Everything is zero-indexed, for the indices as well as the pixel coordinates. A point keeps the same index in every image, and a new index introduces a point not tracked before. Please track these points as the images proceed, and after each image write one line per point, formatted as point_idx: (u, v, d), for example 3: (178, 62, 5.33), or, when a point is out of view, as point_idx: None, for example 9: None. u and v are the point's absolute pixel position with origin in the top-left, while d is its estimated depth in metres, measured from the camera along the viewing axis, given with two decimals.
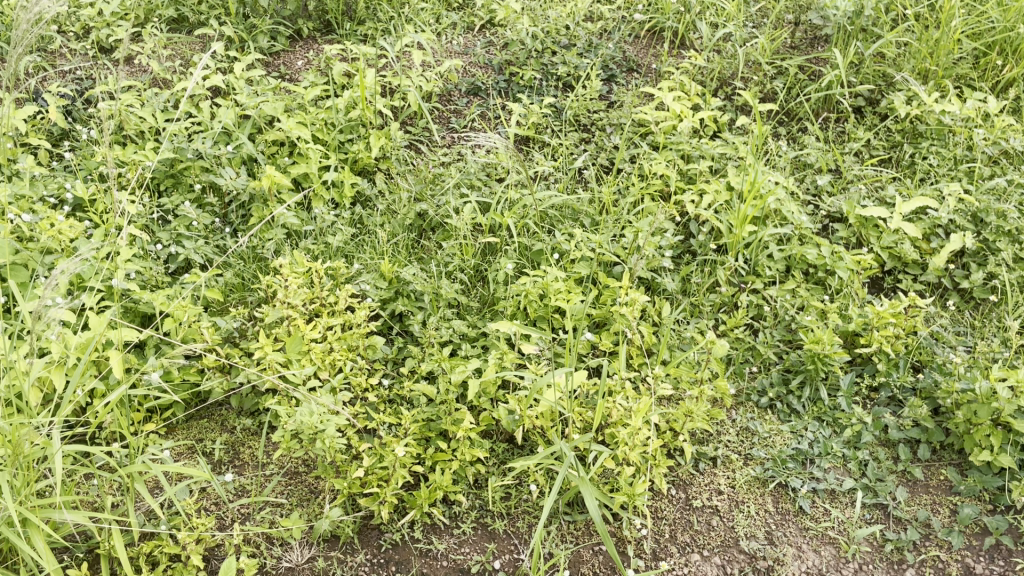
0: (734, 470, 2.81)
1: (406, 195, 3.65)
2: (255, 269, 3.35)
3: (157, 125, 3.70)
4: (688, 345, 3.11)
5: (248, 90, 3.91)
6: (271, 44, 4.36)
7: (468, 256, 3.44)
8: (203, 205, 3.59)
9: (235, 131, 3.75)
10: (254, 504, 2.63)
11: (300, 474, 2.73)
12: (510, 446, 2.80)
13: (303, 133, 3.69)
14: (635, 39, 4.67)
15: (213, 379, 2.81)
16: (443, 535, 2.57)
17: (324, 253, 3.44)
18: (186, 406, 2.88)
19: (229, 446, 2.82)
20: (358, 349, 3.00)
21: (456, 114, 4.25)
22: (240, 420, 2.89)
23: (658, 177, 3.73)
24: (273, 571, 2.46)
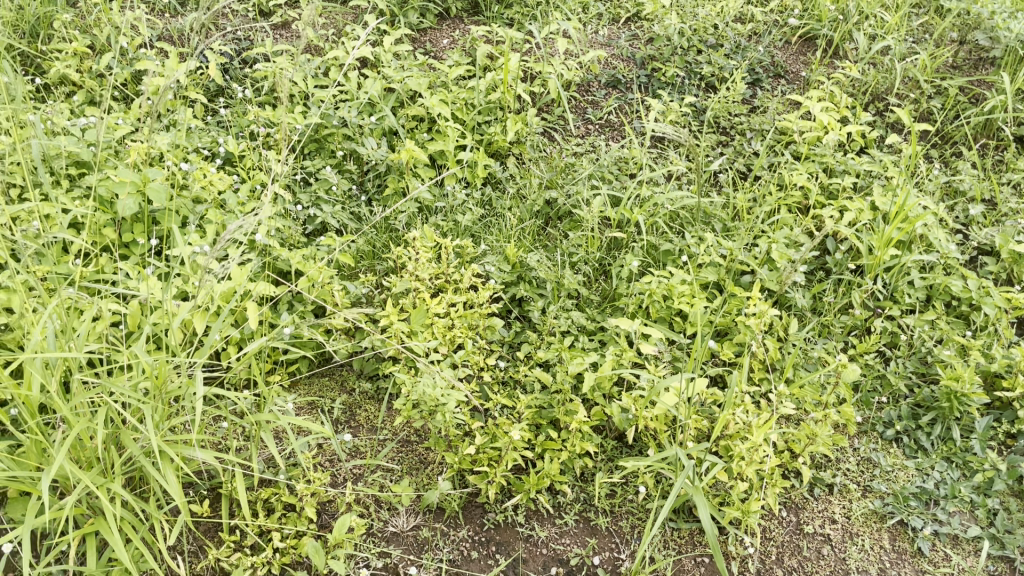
0: (851, 500, 2.71)
1: (537, 181, 3.65)
2: (387, 239, 3.43)
3: (307, 90, 3.84)
4: (814, 365, 3.01)
5: (395, 65, 4.01)
6: (420, 20, 4.41)
7: (593, 248, 3.39)
8: (343, 171, 3.71)
9: (379, 103, 3.84)
10: (367, 466, 2.71)
11: (412, 443, 2.80)
12: (620, 444, 2.78)
13: (444, 111, 3.76)
14: (785, 45, 4.53)
15: (339, 341, 2.92)
16: (545, 523, 2.58)
17: (453, 231, 3.47)
18: (310, 364, 2.99)
19: (347, 407, 2.92)
20: (477, 328, 3.04)
21: (593, 105, 4.20)
22: (359, 382, 2.99)
23: (798, 188, 3.61)
24: (379, 533, 2.52)
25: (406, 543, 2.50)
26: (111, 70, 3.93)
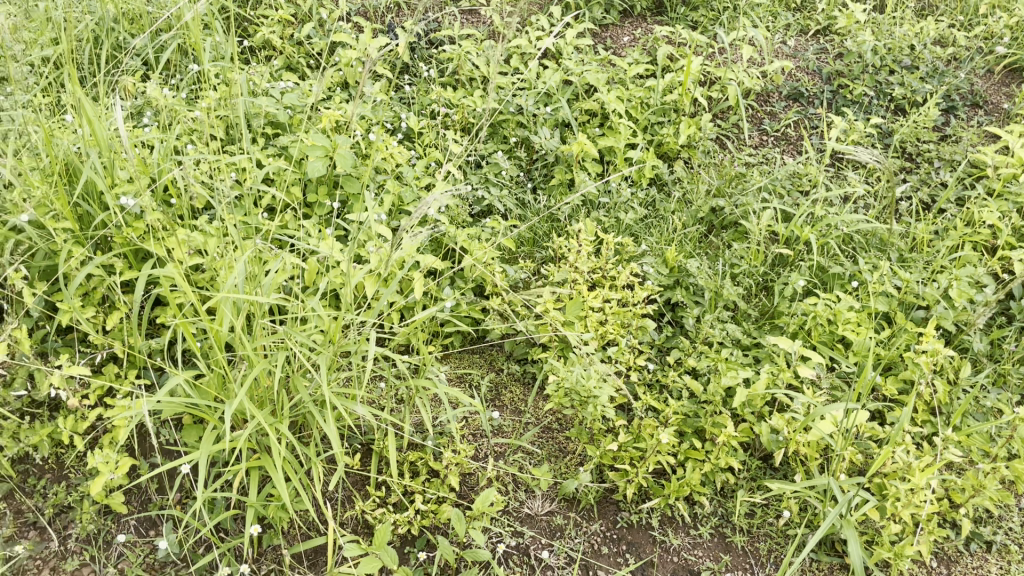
0: (1010, 561, 2.54)
1: (705, 188, 3.58)
2: (549, 228, 3.46)
3: (488, 75, 3.93)
4: (984, 415, 2.83)
5: (575, 58, 4.04)
6: (604, 16, 4.41)
7: (757, 262, 3.30)
8: (512, 156, 3.77)
9: (556, 94, 3.88)
10: (509, 446, 2.76)
11: (553, 431, 2.83)
12: (764, 465, 2.71)
13: (619, 107, 3.76)
14: (987, 73, 4.26)
15: (495, 321, 3.00)
16: (679, 531, 2.56)
17: (614, 228, 3.44)
18: (464, 339, 3.08)
19: (494, 385, 2.99)
20: (630, 327, 3.01)
21: (770, 117, 4.10)
22: (507, 364, 3.05)
23: (987, 226, 3.39)
24: (514, 513, 2.57)
25: (539, 526, 2.54)
26: (310, 38, 4.14)
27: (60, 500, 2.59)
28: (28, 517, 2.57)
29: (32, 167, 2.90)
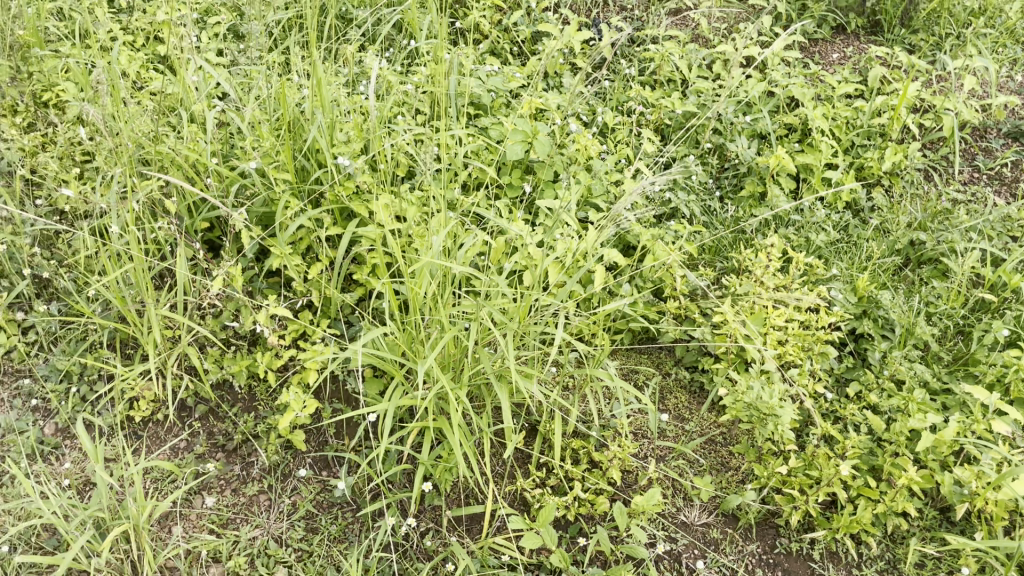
0: None
1: (906, 219, 3.41)
2: (733, 238, 3.37)
3: (689, 78, 3.89)
4: None
5: (782, 70, 3.93)
6: (815, 30, 4.28)
7: (956, 304, 3.12)
8: (704, 162, 3.68)
9: (757, 104, 3.79)
10: (671, 451, 2.73)
11: (716, 443, 2.77)
12: (942, 516, 2.57)
13: (824, 124, 3.63)
14: None
15: (670, 324, 2.96)
16: (841, 568, 2.47)
17: (802, 248, 3.32)
18: (633, 338, 3.03)
19: (659, 388, 2.94)
20: (810, 352, 2.89)
21: (985, 153, 3.85)
22: (676, 369, 2.99)
23: None
24: (670, 518, 2.55)
25: (695, 536, 2.52)
26: (517, 25, 4.22)
27: (248, 429, 2.81)
28: (219, 439, 2.82)
29: (262, 120, 3.15)
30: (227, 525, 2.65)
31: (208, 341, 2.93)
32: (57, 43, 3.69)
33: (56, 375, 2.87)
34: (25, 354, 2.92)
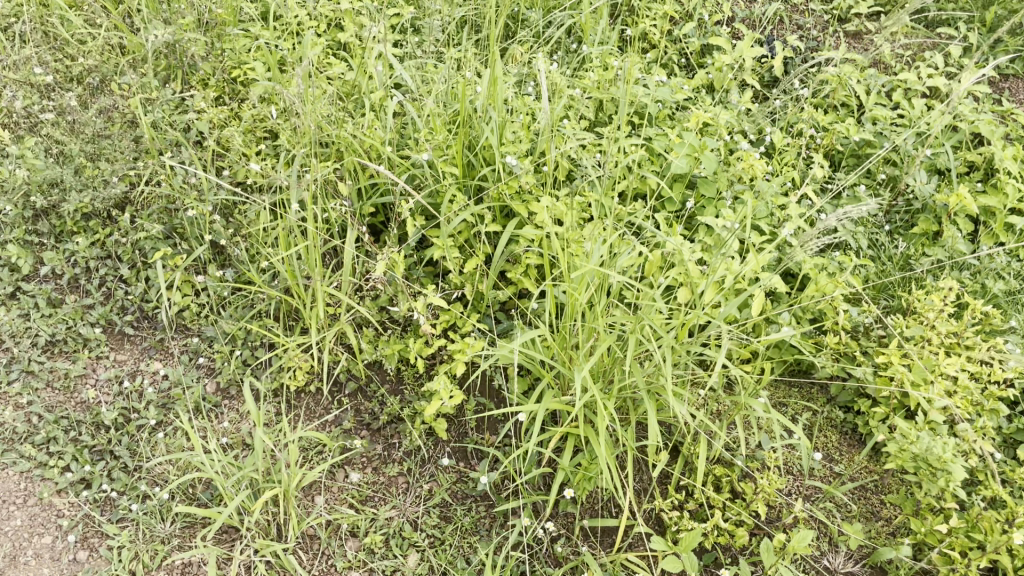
0: None
1: None
2: (901, 277, 3.22)
3: (866, 105, 3.73)
4: None
5: (969, 104, 3.72)
6: (1008, 65, 4.03)
7: None
8: (874, 193, 3.52)
9: (939, 138, 3.59)
10: (818, 491, 2.64)
11: (867, 491, 2.67)
12: None
13: (1013, 166, 3.40)
14: None
15: (828, 359, 2.83)
16: None
17: (977, 295, 3.14)
18: (786, 369, 2.92)
19: (810, 426, 2.83)
20: (980, 407, 2.72)
21: None
22: (829, 407, 2.87)
23: None
24: (812, 561, 2.48)
25: None
26: (687, 37, 4.14)
27: (394, 411, 2.88)
28: (365, 417, 2.91)
29: (436, 114, 3.23)
30: (366, 502, 2.74)
31: (365, 322, 3.03)
32: (248, 22, 3.88)
33: (223, 338, 3.04)
34: (196, 313, 3.09)
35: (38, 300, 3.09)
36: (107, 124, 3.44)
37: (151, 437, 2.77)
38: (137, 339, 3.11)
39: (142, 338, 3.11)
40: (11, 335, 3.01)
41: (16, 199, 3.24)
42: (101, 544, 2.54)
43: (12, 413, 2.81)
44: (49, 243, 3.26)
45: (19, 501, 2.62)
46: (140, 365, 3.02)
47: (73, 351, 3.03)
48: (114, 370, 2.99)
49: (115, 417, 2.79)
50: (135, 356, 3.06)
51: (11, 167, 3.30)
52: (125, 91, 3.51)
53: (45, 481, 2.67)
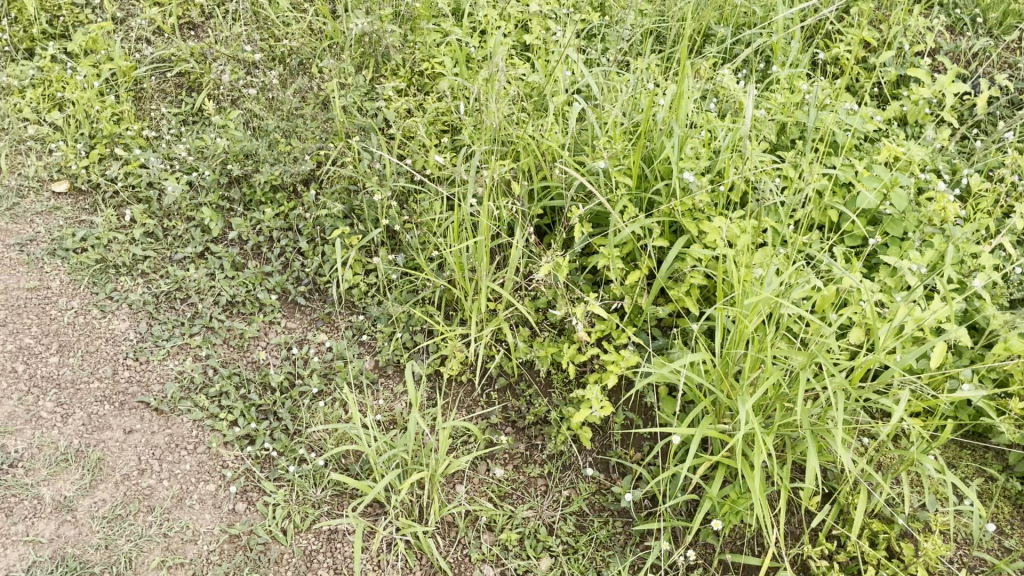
0: None
1: None
2: None
3: None
4: None
5: None
6: None
7: None
8: None
9: None
10: (984, 565, 2.47)
11: None
12: None
13: None
14: None
15: (1011, 425, 2.61)
16: None
17: None
18: (961, 428, 2.73)
19: (981, 492, 2.65)
20: None
21: None
22: (1005, 476, 2.67)
23: None
24: None
25: None
26: (883, 66, 3.94)
27: (541, 413, 2.91)
28: (512, 414, 2.96)
29: (616, 124, 3.22)
30: (505, 498, 2.77)
31: (522, 321, 3.07)
32: (441, 18, 4.02)
33: (385, 319, 3.16)
34: (364, 292, 3.24)
35: (223, 262, 3.33)
36: (303, 104, 3.64)
37: (312, 404, 2.91)
38: (308, 309, 3.28)
39: (312, 309, 3.28)
40: (197, 291, 3.24)
41: (214, 165, 3.52)
42: (259, 499, 2.68)
43: (192, 363, 3.01)
44: (239, 210, 3.49)
45: (189, 448, 2.79)
46: (308, 334, 3.18)
47: (250, 314, 3.23)
48: (284, 336, 3.16)
49: (281, 381, 2.95)
50: (303, 325, 3.22)
51: (212, 135, 3.66)
52: (323, 75, 3.71)
53: (213, 431, 2.84)
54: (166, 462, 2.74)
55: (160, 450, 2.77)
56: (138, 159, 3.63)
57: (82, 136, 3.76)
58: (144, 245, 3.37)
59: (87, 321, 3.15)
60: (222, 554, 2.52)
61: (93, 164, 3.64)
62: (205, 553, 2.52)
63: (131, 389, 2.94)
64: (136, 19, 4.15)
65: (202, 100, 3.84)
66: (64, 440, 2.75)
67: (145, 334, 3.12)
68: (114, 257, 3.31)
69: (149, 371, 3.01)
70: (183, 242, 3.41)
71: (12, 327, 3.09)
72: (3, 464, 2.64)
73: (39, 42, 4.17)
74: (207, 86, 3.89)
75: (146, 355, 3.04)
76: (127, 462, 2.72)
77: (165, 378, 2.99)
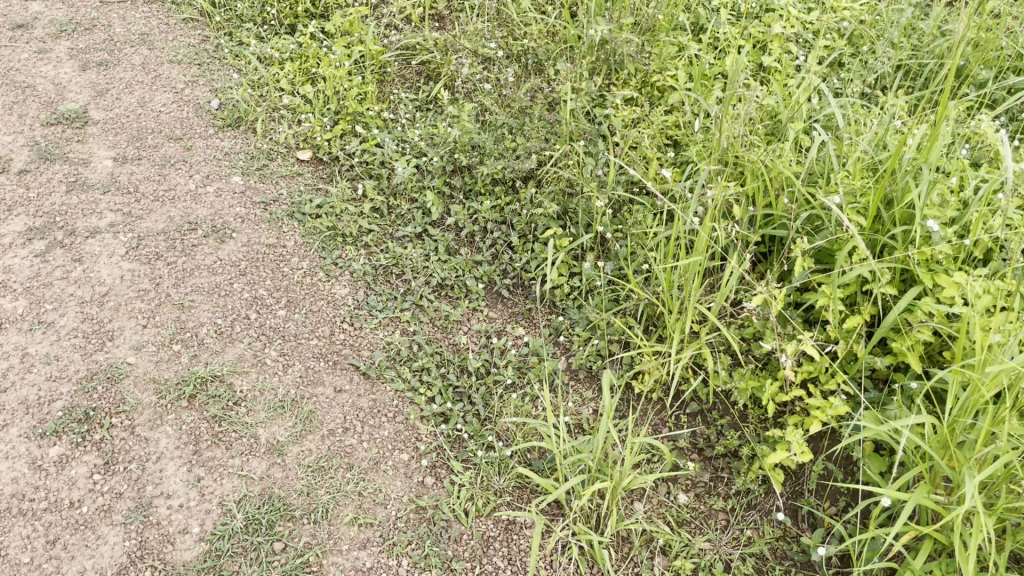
0: None
1: None
2: None
3: None
4: None
5: None
6: None
7: None
8: None
9: None
10: None
11: None
12: None
13: None
14: None
15: None
16: None
17: None
18: None
19: None
20: None
21: None
22: None
23: None
24: None
25: None
26: None
27: (731, 446, 2.81)
28: (699, 441, 2.88)
29: (858, 160, 3.06)
30: (683, 525, 2.71)
31: (725, 348, 2.99)
32: (679, 33, 4.02)
33: (584, 323, 3.18)
34: (567, 294, 3.28)
35: (439, 245, 3.48)
36: (533, 103, 3.74)
37: (505, 395, 2.98)
38: (510, 302, 3.36)
39: (514, 302, 3.36)
40: (411, 269, 3.41)
41: (443, 152, 3.69)
42: (446, 476, 2.78)
43: (400, 337, 3.17)
44: (459, 198, 3.63)
45: (389, 416, 2.94)
46: (507, 326, 3.26)
47: (456, 298, 3.35)
48: (485, 324, 3.25)
49: (478, 367, 3.05)
50: (504, 317, 3.30)
51: (444, 124, 3.83)
52: (558, 78, 3.80)
53: (412, 404, 2.98)
54: (368, 426, 2.89)
55: (363, 413, 2.93)
56: (375, 139, 3.86)
57: (328, 110, 4.02)
58: (370, 219, 3.59)
59: (313, 282, 3.39)
60: (407, 522, 2.63)
61: (335, 138, 3.91)
62: (393, 518, 2.64)
63: (344, 351, 3.14)
64: (389, 8, 4.46)
65: (439, 90, 4.04)
66: (283, 388, 2.96)
67: (361, 303, 3.31)
68: (344, 227, 3.54)
69: (361, 337, 3.19)
70: (404, 221, 3.59)
71: (249, 278, 3.36)
72: (229, 401, 2.88)
73: (301, 20, 4.54)
74: (445, 77, 4.09)
75: (359, 322, 3.23)
76: (334, 418, 2.90)
77: (374, 346, 3.16)
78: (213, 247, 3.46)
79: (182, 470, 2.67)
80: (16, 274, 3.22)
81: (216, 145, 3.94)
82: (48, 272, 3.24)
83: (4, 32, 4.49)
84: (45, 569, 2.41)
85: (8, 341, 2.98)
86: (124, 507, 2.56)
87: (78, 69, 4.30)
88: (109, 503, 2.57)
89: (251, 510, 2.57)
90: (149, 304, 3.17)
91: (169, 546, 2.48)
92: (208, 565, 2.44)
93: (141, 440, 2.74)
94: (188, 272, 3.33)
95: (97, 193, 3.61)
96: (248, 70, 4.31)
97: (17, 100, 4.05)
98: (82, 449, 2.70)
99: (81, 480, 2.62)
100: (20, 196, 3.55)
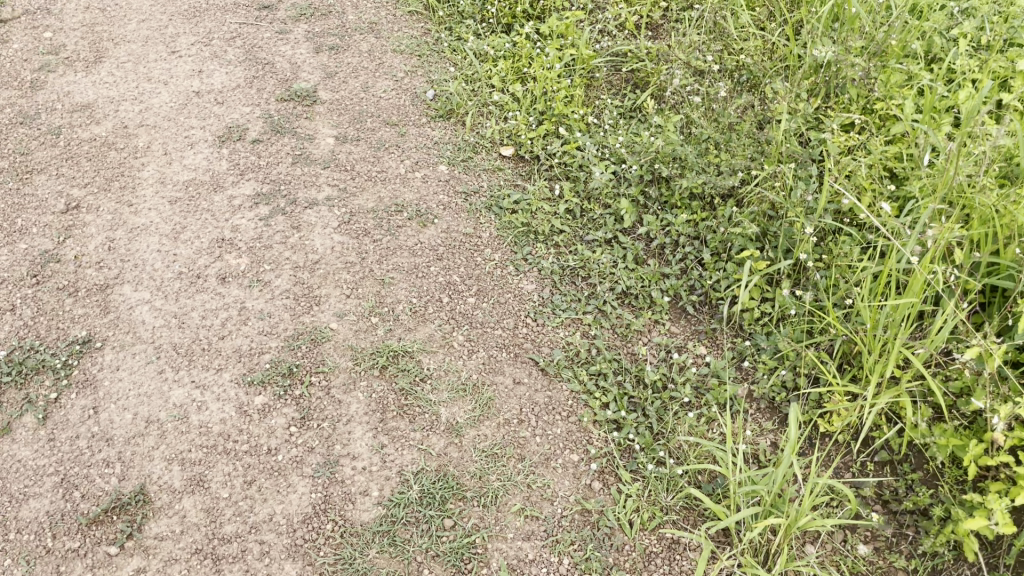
0: None
1: None
2: None
3: None
4: None
5: None
6: None
7: None
8: None
9: None
10: None
11: None
12: None
13: None
14: None
15: None
16: None
17: None
18: None
19: None
20: None
21: None
22: None
23: None
24: None
25: None
26: None
27: (921, 503, 2.64)
28: (886, 493, 2.72)
29: None
30: None
31: (926, 399, 2.80)
32: (911, 60, 3.83)
33: (771, 352, 3.08)
34: (756, 318, 3.18)
35: (628, 253, 3.47)
36: (742, 121, 3.66)
37: (680, 412, 2.93)
38: (694, 319, 3.31)
39: (698, 319, 3.30)
40: (598, 274, 3.42)
41: (644, 161, 3.68)
42: (613, 483, 2.77)
43: (580, 339, 3.20)
44: (654, 208, 3.61)
45: (563, 414, 2.97)
46: (689, 343, 3.21)
47: (640, 307, 3.33)
48: (666, 338, 3.22)
49: (655, 380, 3.02)
50: (687, 332, 3.25)
51: (648, 133, 3.82)
52: (773, 97, 3.71)
53: (586, 407, 3.00)
54: (542, 421, 2.94)
55: (539, 408, 2.98)
56: (577, 141, 3.91)
57: (535, 110, 4.11)
58: (563, 219, 3.64)
59: (503, 275, 3.49)
60: (572, 522, 2.66)
61: (538, 138, 3.99)
62: (558, 516, 2.67)
63: (525, 345, 3.20)
64: (604, 15, 4.51)
65: (645, 99, 4.03)
66: (466, 372, 3.07)
67: (547, 300, 3.37)
68: (537, 225, 3.62)
69: (543, 333, 3.25)
70: (596, 226, 3.62)
71: (445, 263, 3.50)
72: (417, 376, 3.02)
73: (518, 19, 4.66)
74: (653, 87, 4.07)
75: (543, 319, 3.29)
76: (511, 409, 2.97)
77: (555, 344, 3.21)
78: (415, 230, 3.63)
79: (368, 435, 2.83)
80: (242, 234, 3.53)
81: (427, 134, 4.14)
82: (269, 236, 3.52)
83: (253, 12, 4.92)
84: (240, 506, 2.63)
85: (230, 294, 3.27)
86: (314, 461, 2.75)
87: (312, 51, 4.63)
88: (302, 455, 2.77)
89: (427, 484, 2.69)
90: (353, 276, 3.38)
91: (350, 505, 2.64)
92: (384, 529, 2.57)
93: (335, 401, 2.93)
94: (390, 250, 3.51)
95: (319, 167, 3.88)
96: (463, 64, 4.48)
97: (257, 75, 4.42)
98: (283, 401, 2.92)
99: (279, 430, 2.83)
100: (252, 163, 3.88)
